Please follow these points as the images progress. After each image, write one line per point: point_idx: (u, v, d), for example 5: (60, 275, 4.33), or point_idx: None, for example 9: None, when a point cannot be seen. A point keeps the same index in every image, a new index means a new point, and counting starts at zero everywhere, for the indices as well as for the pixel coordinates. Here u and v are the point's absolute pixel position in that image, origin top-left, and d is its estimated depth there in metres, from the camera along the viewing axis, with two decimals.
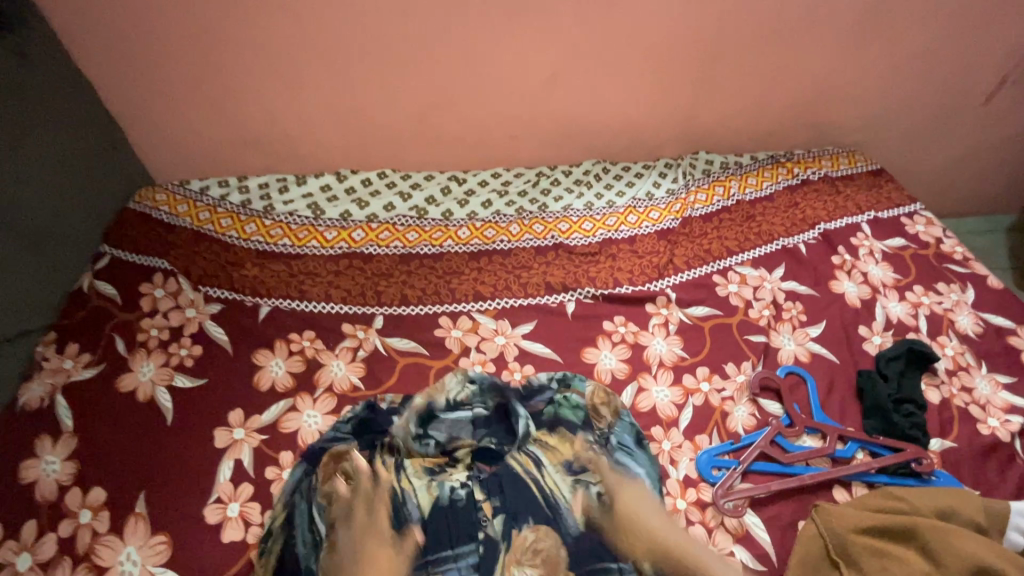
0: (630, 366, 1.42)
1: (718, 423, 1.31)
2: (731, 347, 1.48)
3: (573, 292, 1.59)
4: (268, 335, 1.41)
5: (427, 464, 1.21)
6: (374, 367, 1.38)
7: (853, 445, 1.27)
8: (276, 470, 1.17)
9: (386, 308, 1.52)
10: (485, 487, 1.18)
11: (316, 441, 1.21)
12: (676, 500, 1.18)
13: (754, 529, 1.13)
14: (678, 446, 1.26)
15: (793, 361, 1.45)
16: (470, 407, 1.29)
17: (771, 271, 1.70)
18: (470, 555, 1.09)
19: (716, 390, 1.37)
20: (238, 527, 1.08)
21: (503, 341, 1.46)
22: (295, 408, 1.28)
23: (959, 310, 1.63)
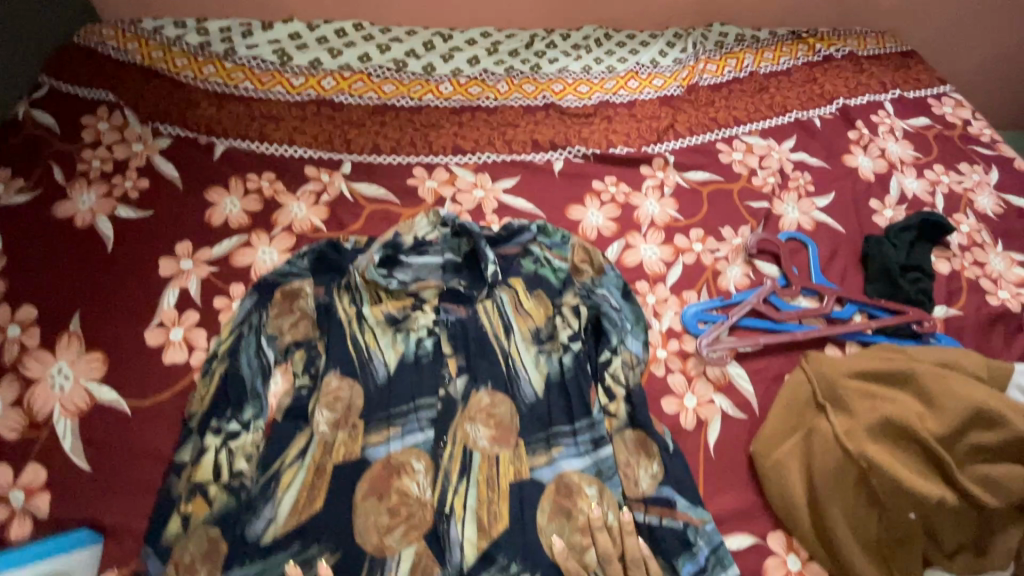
0: (619, 224, 1.30)
1: (708, 281, 1.21)
2: (731, 213, 1.35)
3: (562, 150, 1.45)
4: (223, 174, 1.29)
5: (389, 313, 1.08)
6: (338, 211, 1.26)
7: (852, 307, 1.18)
8: (225, 300, 1.08)
9: (356, 156, 1.38)
10: (452, 330, 1.07)
11: (269, 274, 1.10)
12: (657, 349, 1.10)
13: (737, 380, 1.06)
14: (663, 300, 1.17)
15: (795, 227, 1.34)
16: (439, 254, 1.20)
17: (780, 142, 1.55)
18: (429, 408, 0.97)
19: (710, 250, 1.26)
20: (182, 350, 1.00)
21: (482, 194, 1.34)
22: (249, 244, 1.17)
23: (980, 190, 1.50)
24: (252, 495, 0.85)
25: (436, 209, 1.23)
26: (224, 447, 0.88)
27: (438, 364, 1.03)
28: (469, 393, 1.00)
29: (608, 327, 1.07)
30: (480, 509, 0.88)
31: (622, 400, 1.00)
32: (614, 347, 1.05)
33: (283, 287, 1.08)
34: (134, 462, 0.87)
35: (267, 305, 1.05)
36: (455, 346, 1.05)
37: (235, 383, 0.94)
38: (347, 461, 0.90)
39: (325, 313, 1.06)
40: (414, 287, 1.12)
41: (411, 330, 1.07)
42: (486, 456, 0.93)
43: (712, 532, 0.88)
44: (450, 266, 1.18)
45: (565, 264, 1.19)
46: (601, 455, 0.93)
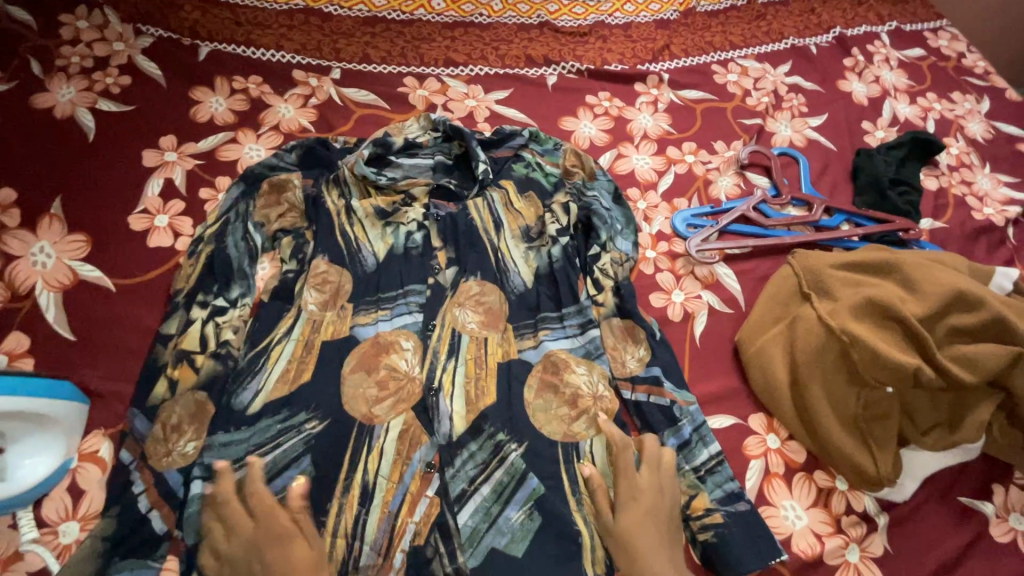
0: (611, 136, 1.29)
1: (699, 190, 1.21)
2: (723, 129, 1.35)
3: (556, 66, 1.42)
4: (208, 73, 1.25)
5: (380, 208, 1.05)
6: (327, 114, 1.24)
7: (839, 217, 1.19)
8: (211, 192, 1.06)
9: (345, 64, 1.33)
10: (442, 223, 1.06)
11: (254, 167, 1.08)
12: (647, 250, 1.10)
13: (724, 279, 1.07)
14: (654, 206, 1.17)
15: (787, 144, 1.34)
16: (429, 156, 1.18)
17: (776, 66, 1.53)
18: (418, 294, 0.97)
19: (702, 162, 1.26)
20: (167, 236, 0.99)
21: (474, 104, 1.32)
22: (235, 141, 1.15)
23: (971, 118, 1.50)
24: (240, 365, 0.85)
25: (427, 113, 1.21)
26: (211, 319, 0.88)
27: (428, 256, 1.03)
28: (459, 282, 0.99)
29: (598, 225, 1.06)
30: (469, 384, 0.89)
31: (609, 291, 1.00)
32: (603, 242, 1.04)
33: (271, 180, 1.04)
34: (120, 334, 0.87)
35: (254, 195, 1.03)
36: (444, 239, 1.04)
37: (222, 263, 0.93)
38: (335, 338, 0.90)
39: (315, 206, 1.04)
40: (403, 184, 1.10)
41: (400, 222, 1.05)
42: (474, 337, 0.93)
43: (695, 411, 0.89)
44: (439, 168, 1.18)
45: (557, 170, 1.17)
46: (589, 336, 0.95)
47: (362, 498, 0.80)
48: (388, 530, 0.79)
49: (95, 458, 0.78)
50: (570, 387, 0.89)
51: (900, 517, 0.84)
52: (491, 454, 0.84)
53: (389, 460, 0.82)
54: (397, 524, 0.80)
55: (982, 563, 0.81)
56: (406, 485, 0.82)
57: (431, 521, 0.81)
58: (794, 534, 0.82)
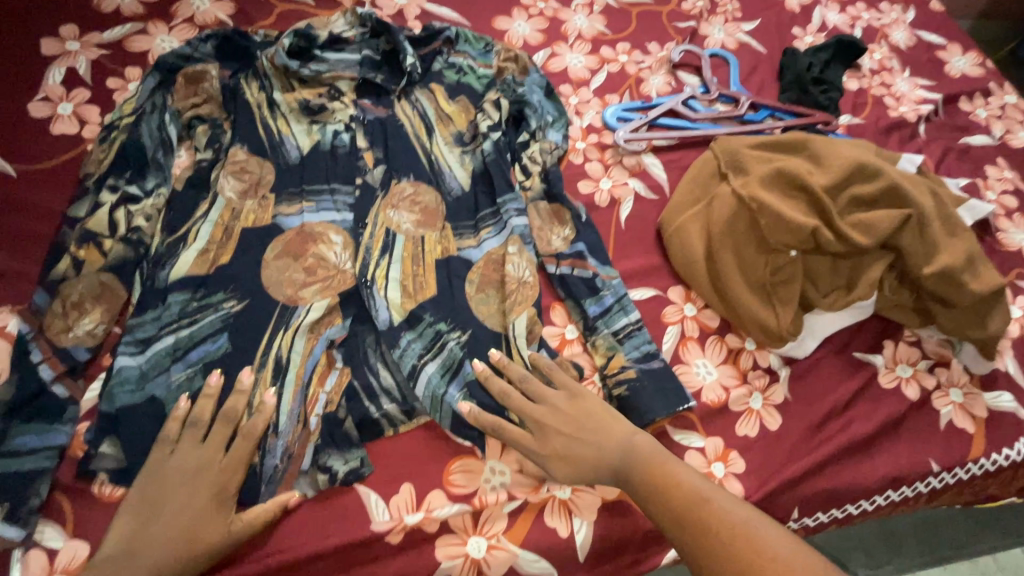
0: (546, 36, 1.28)
1: (631, 88, 1.22)
2: (658, 31, 1.35)
3: None
4: None
5: (303, 104, 1.00)
6: (246, 8, 1.17)
7: (764, 113, 1.23)
8: (120, 81, 1.00)
9: None
10: (370, 126, 1.02)
11: (168, 55, 1.02)
12: (576, 142, 1.11)
13: (651, 168, 1.09)
14: (586, 102, 1.18)
15: (719, 47, 1.35)
16: (356, 51, 1.14)
17: None
18: (346, 194, 0.93)
19: (635, 62, 1.27)
20: (72, 124, 0.94)
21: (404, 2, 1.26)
22: (145, 32, 1.08)
23: (896, 27, 1.54)
24: (154, 250, 0.82)
25: (354, 8, 1.17)
26: (122, 206, 0.84)
27: (356, 157, 0.98)
28: (388, 181, 0.96)
29: (527, 116, 1.06)
30: (406, 279, 0.87)
31: (537, 177, 1.01)
32: (531, 129, 1.05)
33: (186, 72, 1.00)
34: (25, 216, 0.84)
35: (172, 90, 0.99)
36: (371, 140, 1.00)
37: (134, 150, 0.88)
38: (258, 225, 0.87)
39: (235, 99, 1.00)
40: (328, 76, 1.07)
41: (325, 121, 1.01)
42: (411, 237, 0.90)
43: (618, 285, 0.92)
44: (368, 68, 1.12)
45: (490, 71, 1.14)
46: (512, 225, 0.93)
47: (275, 373, 0.78)
48: (302, 399, 0.78)
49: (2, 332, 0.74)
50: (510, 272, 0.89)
51: (799, 370, 0.91)
52: (430, 342, 0.83)
53: (303, 337, 0.80)
54: (309, 394, 0.78)
55: (868, 406, 0.89)
56: (315, 359, 0.80)
57: (342, 390, 0.80)
58: (704, 387, 0.87)
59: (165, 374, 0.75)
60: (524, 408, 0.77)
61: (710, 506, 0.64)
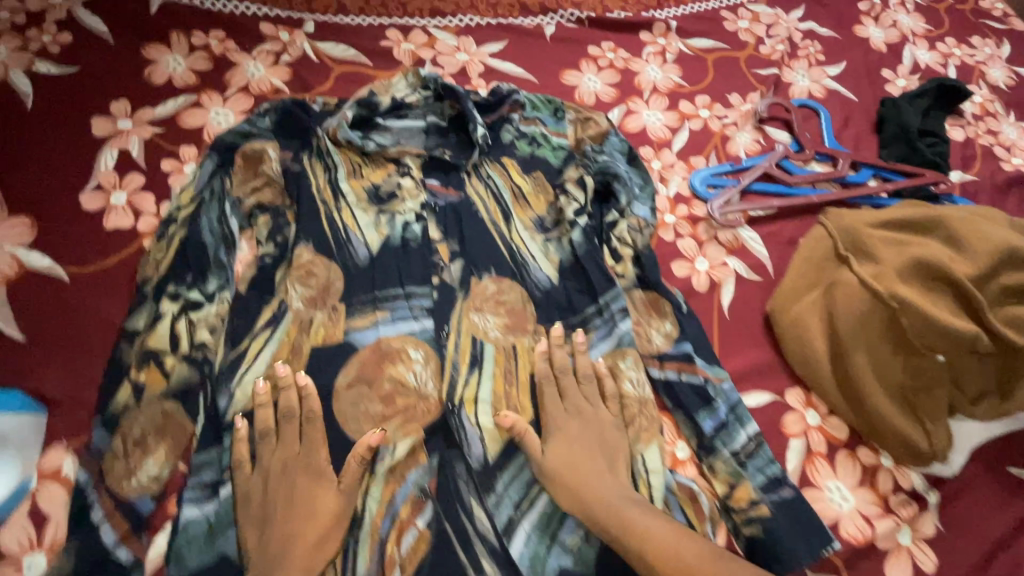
0: (619, 90, 1.18)
1: (717, 148, 1.12)
2: (738, 80, 1.24)
3: (554, 15, 1.29)
4: (162, 26, 1.09)
5: (373, 195, 0.94)
6: (303, 73, 1.10)
7: (867, 172, 1.10)
8: (174, 164, 0.93)
9: (318, 16, 1.20)
10: (443, 216, 0.94)
11: (224, 134, 0.94)
12: (664, 214, 1.00)
13: (750, 243, 0.98)
14: (669, 166, 1.07)
15: (806, 96, 1.24)
16: (420, 118, 1.06)
17: (788, 11, 1.41)
18: (424, 298, 0.85)
19: (717, 117, 1.16)
20: (126, 215, 0.86)
21: (466, 59, 1.18)
22: (198, 104, 1.01)
23: (993, 63, 1.41)
24: (220, 369, 0.74)
25: (415, 69, 1.07)
26: (184, 315, 0.75)
27: (430, 251, 0.90)
28: (467, 280, 0.88)
29: (616, 188, 0.97)
30: (498, 402, 0.79)
31: (629, 260, 0.92)
32: (621, 206, 0.95)
33: (244, 151, 0.92)
34: (80, 329, 0.76)
35: (229, 172, 0.91)
36: (445, 231, 0.93)
37: (196, 251, 0.80)
38: (328, 344, 0.79)
39: (298, 183, 0.92)
40: (393, 150, 0.98)
41: (394, 210, 0.93)
42: (499, 347, 0.83)
43: (729, 389, 0.81)
44: (435, 140, 1.04)
45: (566, 141, 1.05)
46: (620, 331, 0.84)
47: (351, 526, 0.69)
48: (380, 557, 0.69)
49: (58, 476, 0.67)
50: (557, 365, 0.81)
51: (950, 492, 0.78)
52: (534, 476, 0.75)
53: (381, 484, 0.72)
54: (387, 553, 0.69)
55: None
56: (396, 509, 0.71)
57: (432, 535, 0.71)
58: (842, 517, 0.76)
59: (232, 529, 0.67)
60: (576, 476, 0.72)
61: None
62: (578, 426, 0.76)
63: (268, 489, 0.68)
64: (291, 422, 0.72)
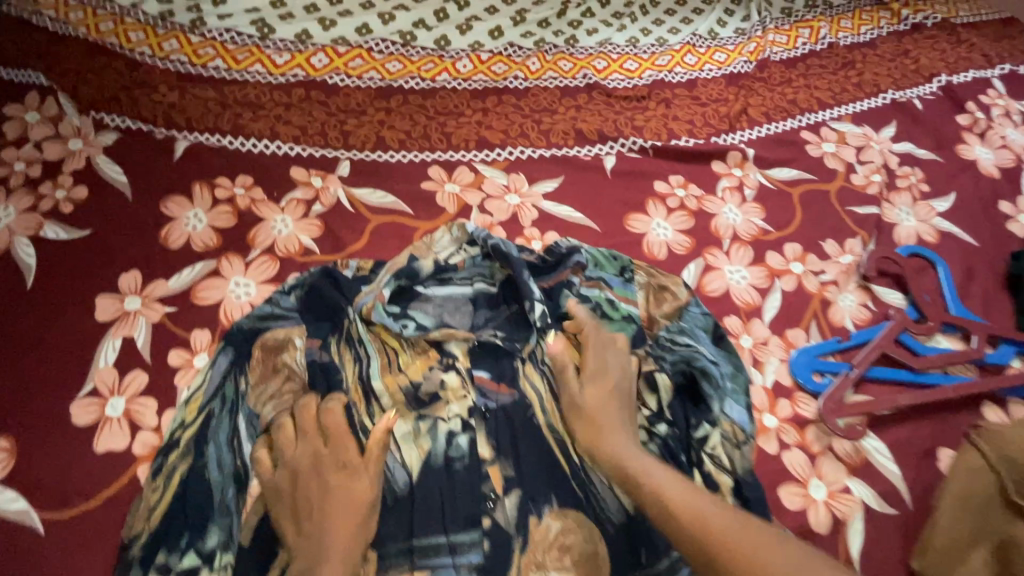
0: (693, 239, 1.02)
1: (817, 315, 0.94)
2: (830, 221, 1.07)
3: (613, 143, 1.16)
4: (185, 176, 1.00)
5: (413, 393, 0.80)
6: (336, 227, 0.98)
7: (1008, 349, 0.92)
8: (183, 356, 0.81)
9: (355, 153, 1.09)
10: (493, 422, 0.79)
11: (241, 321, 0.83)
12: (764, 415, 0.82)
13: (876, 458, 0.79)
14: (762, 343, 0.90)
15: (914, 241, 1.06)
16: (467, 283, 0.91)
17: (878, 129, 1.25)
18: (471, 550, 0.70)
19: (812, 273, 0.99)
20: (121, 432, 0.74)
21: (517, 202, 1.05)
22: (217, 273, 0.89)
23: None
24: None
25: (462, 222, 0.93)
26: None
27: (478, 480, 0.74)
28: (526, 521, 0.72)
29: (702, 389, 0.81)
30: None
31: (726, 490, 0.75)
32: (711, 415, 0.79)
33: (264, 340, 0.81)
34: None
35: (245, 368, 0.78)
36: (496, 446, 0.77)
37: (197, 498, 0.68)
38: None
39: (325, 382, 0.78)
40: (437, 333, 0.84)
41: (437, 415, 0.79)
42: None
43: None
44: (484, 314, 0.89)
45: (637, 311, 0.89)
46: None
47: None
48: None
49: None
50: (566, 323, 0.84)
51: None
52: None
53: None
54: None
55: None
56: None
57: None
58: None
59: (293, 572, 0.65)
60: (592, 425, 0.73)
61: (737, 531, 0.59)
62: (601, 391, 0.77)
63: (297, 481, 0.69)
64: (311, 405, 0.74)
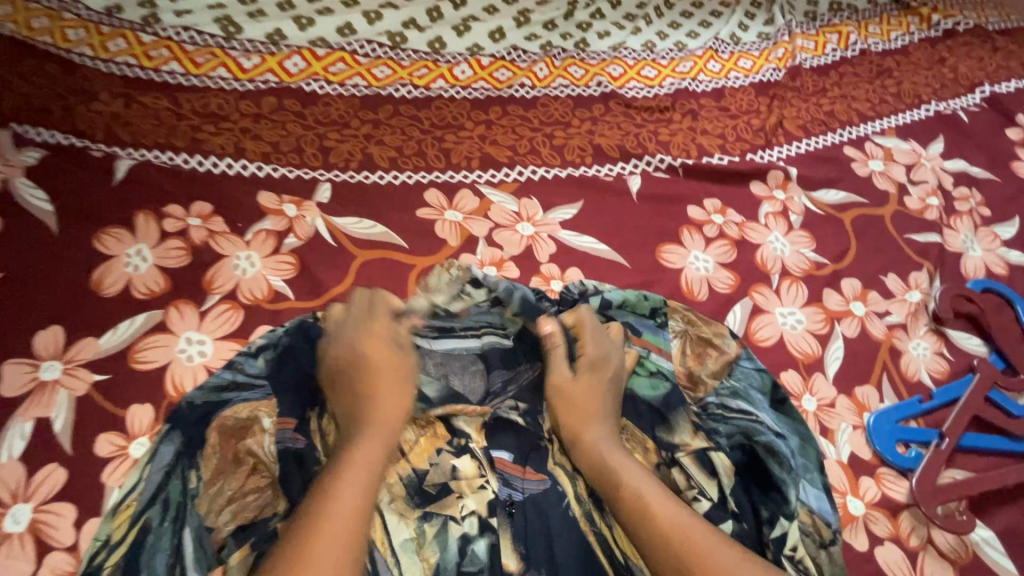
0: (738, 274, 0.87)
1: (888, 367, 0.79)
2: (891, 250, 0.92)
3: (637, 161, 1.01)
4: (127, 204, 0.81)
5: (417, 486, 0.63)
6: (314, 265, 0.80)
7: None
8: (115, 442, 0.63)
9: (337, 173, 0.92)
10: (518, 520, 0.63)
11: (190, 394, 0.65)
12: (848, 500, 0.67)
13: (986, 553, 0.65)
14: (831, 405, 0.74)
15: (984, 274, 0.93)
16: (474, 336, 0.74)
17: (925, 145, 1.12)
18: None
19: (877, 314, 0.84)
20: (26, 555, 0.56)
21: (531, 232, 0.89)
22: (163, 328, 0.71)
23: None
24: None
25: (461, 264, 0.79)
26: None
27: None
28: None
29: (771, 471, 0.65)
30: None
31: None
32: (789, 507, 0.63)
33: (222, 420, 0.62)
34: None
35: (197, 460, 0.60)
36: (524, 554, 0.61)
37: None
38: None
39: (306, 475, 0.61)
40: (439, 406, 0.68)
41: (449, 513, 0.62)
42: None
43: None
44: (499, 376, 0.72)
45: (671, 365, 0.74)
46: None
47: None
48: None
49: None
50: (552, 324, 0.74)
51: None
52: None
53: None
54: None
55: None
56: None
57: None
58: None
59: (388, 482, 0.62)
60: (562, 395, 0.69)
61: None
62: (594, 389, 0.69)
63: (341, 353, 0.68)
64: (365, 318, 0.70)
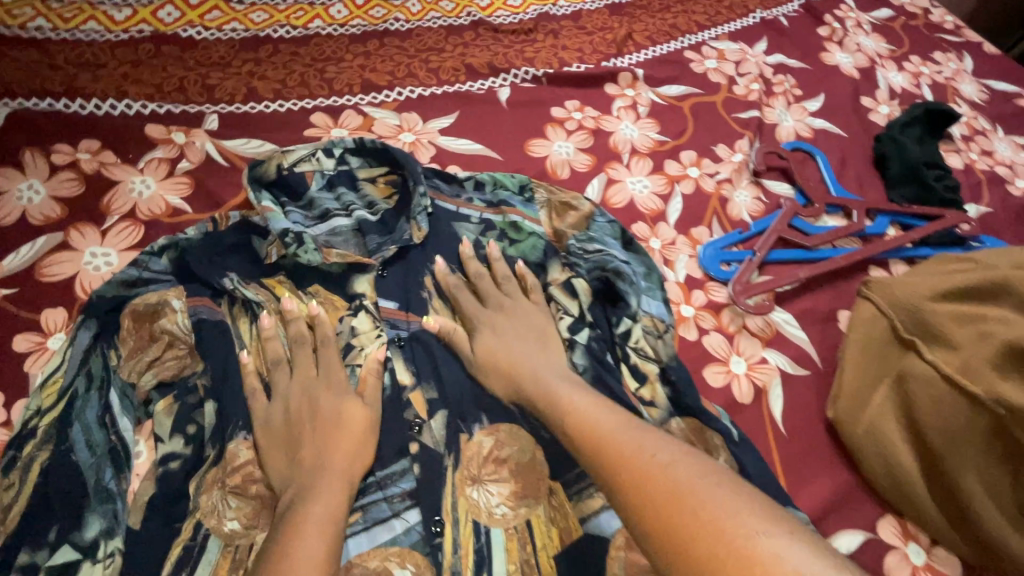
0: (594, 156, 1.01)
1: (717, 211, 0.96)
2: (719, 126, 1.10)
3: (505, 75, 1.13)
4: (10, 146, 0.84)
5: None
6: (207, 181, 0.87)
7: (884, 220, 1.01)
8: (34, 340, 0.69)
9: (224, 107, 0.98)
10: (410, 353, 0.75)
11: (100, 288, 0.70)
12: (681, 307, 0.83)
13: (786, 328, 0.84)
14: (670, 243, 0.90)
15: (795, 138, 1.12)
16: (344, 214, 0.86)
17: (752, 45, 1.31)
18: (403, 478, 0.67)
19: (709, 175, 1.01)
20: None
21: (412, 140, 1.00)
22: (65, 246, 0.77)
23: (962, 79, 1.36)
24: None
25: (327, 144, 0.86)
26: None
27: (401, 406, 0.71)
28: (456, 437, 0.69)
29: (619, 289, 0.80)
30: None
31: (653, 378, 0.75)
32: (630, 311, 0.78)
33: (134, 307, 0.69)
34: None
35: (115, 340, 0.67)
36: (416, 372, 0.74)
37: (69, 484, 0.59)
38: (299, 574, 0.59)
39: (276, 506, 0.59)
40: (336, 255, 0.78)
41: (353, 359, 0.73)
42: (508, 529, 0.64)
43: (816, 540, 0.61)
44: (375, 239, 0.83)
45: (542, 229, 0.87)
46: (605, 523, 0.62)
47: None
48: None
49: None
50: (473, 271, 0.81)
51: None
52: None
53: None
54: None
55: None
56: None
57: None
58: None
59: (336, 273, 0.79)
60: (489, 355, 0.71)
61: (705, 523, 0.43)
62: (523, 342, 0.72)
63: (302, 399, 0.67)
64: (309, 404, 0.66)
